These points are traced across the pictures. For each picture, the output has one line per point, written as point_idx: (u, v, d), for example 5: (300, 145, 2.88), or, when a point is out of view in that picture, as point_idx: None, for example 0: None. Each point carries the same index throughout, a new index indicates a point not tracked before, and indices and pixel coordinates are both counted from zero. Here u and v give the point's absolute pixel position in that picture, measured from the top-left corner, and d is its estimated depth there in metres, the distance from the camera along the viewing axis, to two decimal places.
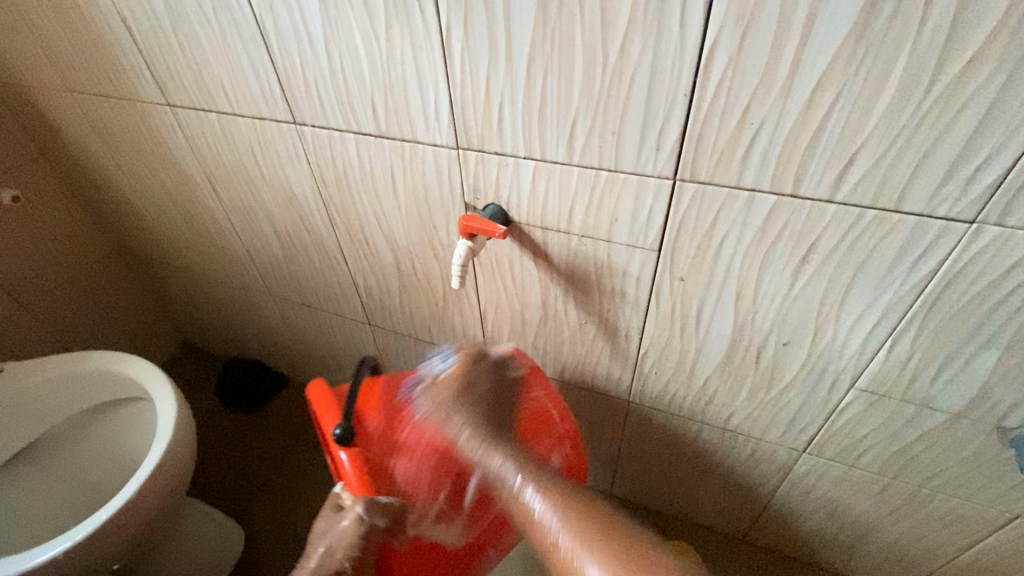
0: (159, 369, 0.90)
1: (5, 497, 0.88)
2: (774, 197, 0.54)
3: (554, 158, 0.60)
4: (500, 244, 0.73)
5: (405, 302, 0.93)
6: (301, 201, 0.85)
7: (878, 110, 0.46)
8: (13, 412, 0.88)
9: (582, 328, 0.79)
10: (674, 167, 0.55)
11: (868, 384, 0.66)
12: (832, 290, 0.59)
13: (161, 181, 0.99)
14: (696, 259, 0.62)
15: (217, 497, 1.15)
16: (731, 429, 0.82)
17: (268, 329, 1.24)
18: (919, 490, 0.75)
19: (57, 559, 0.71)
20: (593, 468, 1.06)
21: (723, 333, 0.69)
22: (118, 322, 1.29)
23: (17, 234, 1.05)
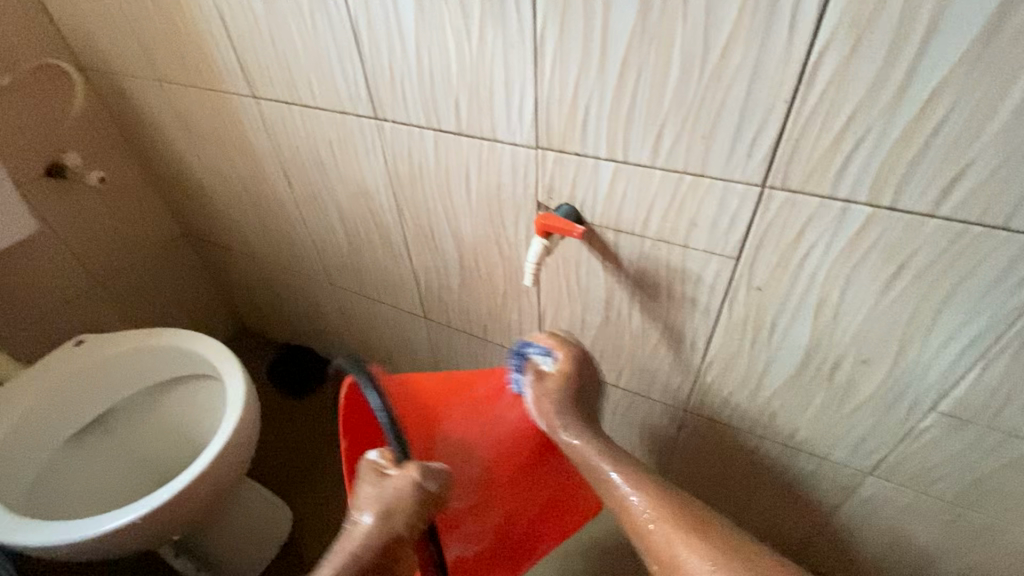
0: (228, 349, 0.93)
1: (80, 463, 0.93)
2: (870, 208, 0.52)
3: (637, 161, 0.60)
4: (569, 244, 0.73)
5: (464, 298, 0.94)
6: (372, 194, 0.87)
7: (996, 122, 0.44)
8: (93, 382, 0.93)
9: (645, 333, 0.78)
10: (764, 174, 0.55)
11: (950, 408, 0.63)
12: (921, 308, 0.57)
13: (237, 171, 1.03)
14: (777, 269, 0.61)
15: (269, 476, 1.18)
16: (792, 445, 0.80)
17: (323, 317, 1.27)
18: (994, 523, 0.72)
19: (132, 524, 0.74)
20: (639, 475, 1.05)
21: (796, 346, 0.67)
22: (182, 302, 1.34)
23: (99, 214, 1.11)
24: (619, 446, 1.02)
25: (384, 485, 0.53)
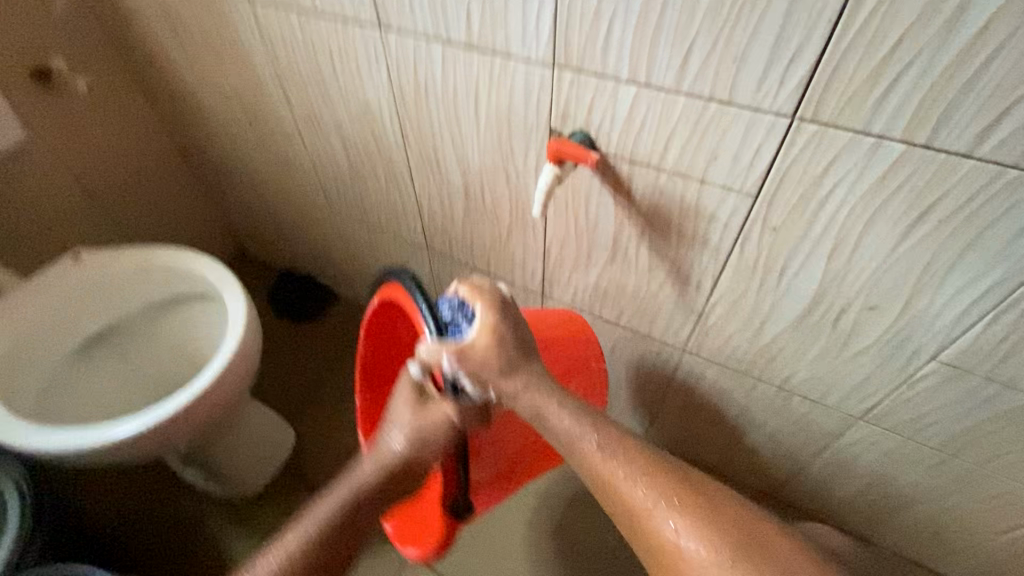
0: (227, 271, 0.92)
1: (86, 374, 0.95)
2: (904, 145, 0.50)
3: (660, 85, 0.56)
4: (580, 175, 0.70)
5: (468, 230, 0.92)
6: (375, 114, 0.83)
7: None
8: (94, 295, 0.93)
9: (651, 272, 0.77)
10: (795, 105, 0.51)
11: (952, 358, 0.63)
12: (940, 255, 0.56)
13: (232, 84, 0.98)
14: (796, 209, 0.59)
15: (271, 398, 1.21)
16: (787, 389, 0.81)
17: (324, 245, 1.25)
18: (976, 469, 0.74)
19: (139, 434, 0.76)
20: (631, 413, 1.08)
21: (805, 290, 0.66)
22: (179, 223, 1.32)
23: (91, 125, 1.06)
24: (614, 385, 1.03)
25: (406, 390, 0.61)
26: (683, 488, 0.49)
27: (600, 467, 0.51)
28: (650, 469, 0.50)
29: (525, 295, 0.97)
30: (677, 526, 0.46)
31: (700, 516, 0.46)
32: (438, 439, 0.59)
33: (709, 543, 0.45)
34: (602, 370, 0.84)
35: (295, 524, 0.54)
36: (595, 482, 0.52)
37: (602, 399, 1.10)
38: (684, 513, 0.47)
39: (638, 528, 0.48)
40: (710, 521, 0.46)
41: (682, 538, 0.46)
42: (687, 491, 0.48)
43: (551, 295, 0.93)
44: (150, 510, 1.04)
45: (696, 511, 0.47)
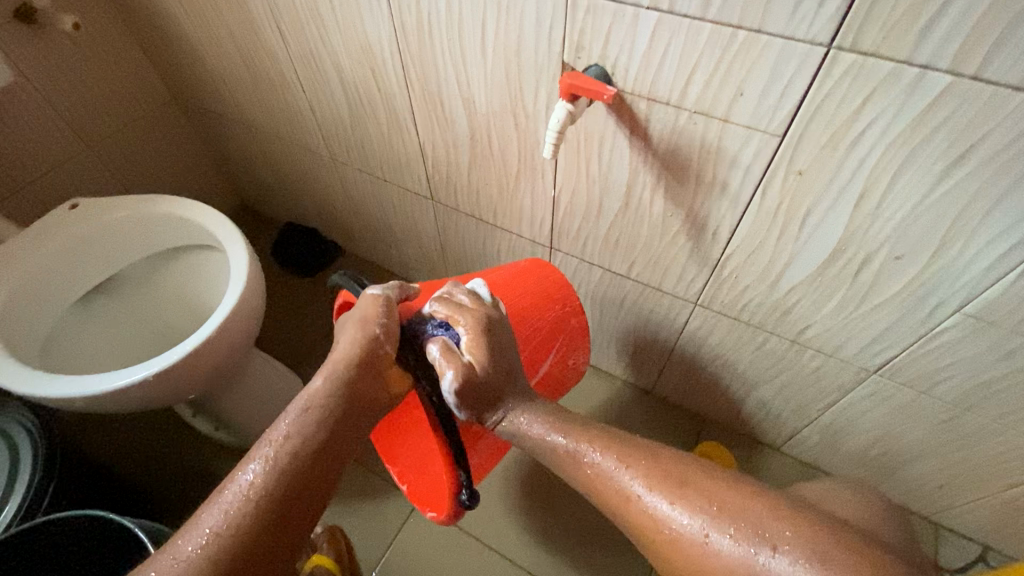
0: (228, 221, 0.90)
1: (89, 326, 0.94)
2: (950, 77, 0.46)
3: (684, 12, 0.52)
4: (593, 115, 0.66)
5: (474, 178, 0.89)
6: (375, 52, 0.78)
7: None
8: (91, 246, 0.91)
9: (665, 222, 0.74)
10: (833, 33, 0.47)
11: (977, 310, 0.61)
12: (978, 200, 0.52)
13: (224, 21, 0.92)
14: (825, 150, 0.55)
15: (277, 350, 1.22)
16: (800, 342, 0.79)
17: (326, 197, 1.22)
18: (989, 424, 0.73)
19: (144, 382, 0.75)
20: (638, 368, 1.07)
21: (827, 239, 0.63)
22: (177, 173, 1.29)
23: (81, 67, 1.01)
24: (622, 339, 1.02)
25: (356, 312, 0.61)
26: (670, 467, 0.48)
27: (585, 458, 0.51)
28: (633, 454, 0.50)
29: (532, 247, 0.94)
30: (664, 500, 0.45)
31: (686, 490, 0.45)
32: (380, 351, 0.58)
33: (697, 511, 0.43)
34: (578, 363, 0.87)
35: (253, 453, 0.50)
36: (580, 478, 0.52)
37: (609, 353, 1.09)
38: (668, 488, 0.46)
39: (628, 512, 0.48)
40: (698, 492, 0.45)
41: (669, 510, 0.45)
42: (673, 467, 0.48)
43: (560, 247, 0.90)
44: (161, 456, 1.06)
45: (682, 486, 0.46)
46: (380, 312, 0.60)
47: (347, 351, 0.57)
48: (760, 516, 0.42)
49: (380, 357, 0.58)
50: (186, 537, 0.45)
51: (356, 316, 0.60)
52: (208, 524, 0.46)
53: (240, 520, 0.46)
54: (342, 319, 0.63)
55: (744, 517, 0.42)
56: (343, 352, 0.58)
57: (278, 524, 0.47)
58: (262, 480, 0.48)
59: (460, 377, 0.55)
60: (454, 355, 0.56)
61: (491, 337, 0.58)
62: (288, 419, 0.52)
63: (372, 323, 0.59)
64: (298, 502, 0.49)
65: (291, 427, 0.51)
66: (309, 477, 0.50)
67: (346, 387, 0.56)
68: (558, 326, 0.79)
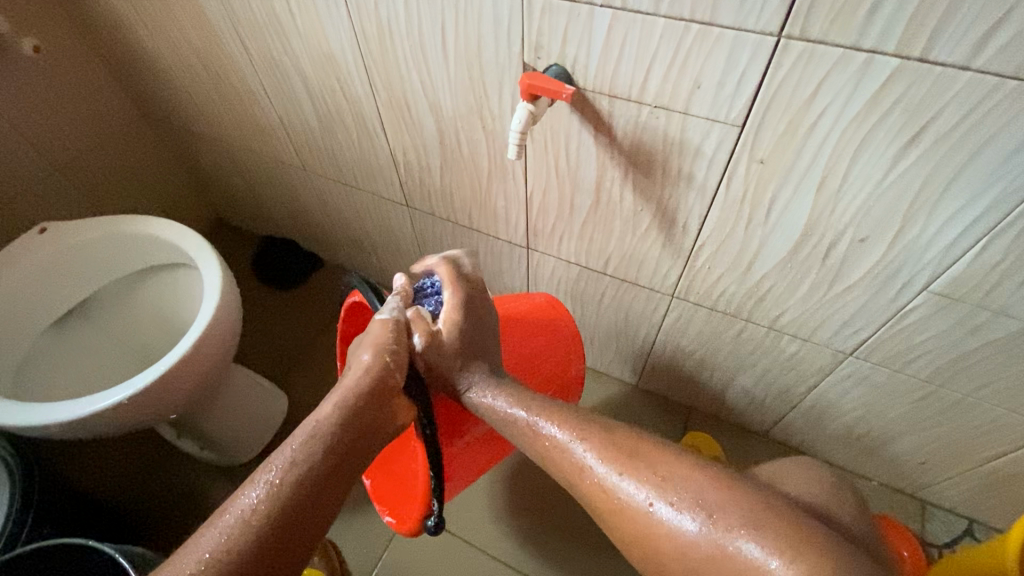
0: (200, 237, 0.89)
1: (63, 351, 0.92)
2: (897, 60, 0.46)
3: (637, 8, 0.52)
4: (558, 114, 0.67)
5: (447, 183, 0.89)
6: (339, 60, 0.78)
7: None
8: (62, 270, 0.89)
9: (636, 216, 0.74)
10: (781, 23, 0.48)
11: (943, 288, 0.62)
12: (934, 179, 0.53)
13: (186, 35, 0.91)
14: (784, 138, 0.56)
15: (260, 365, 1.21)
16: (777, 328, 0.80)
17: (303, 208, 1.22)
18: (964, 398, 0.74)
19: (120, 405, 0.74)
20: (623, 362, 1.08)
21: (793, 225, 0.64)
22: (150, 192, 1.27)
23: (43, 89, 1.00)
24: (603, 334, 1.03)
25: (370, 335, 0.58)
26: (622, 438, 0.49)
27: (542, 433, 0.52)
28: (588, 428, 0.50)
29: (509, 248, 0.95)
30: (614, 471, 0.46)
31: (637, 461, 0.46)
32: (390, 380, 0.56)
33: (643, 480, 0.45)
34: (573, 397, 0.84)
35: (257, 476, 0.47)
36: (537, 450, 0.53)
37: (594, 349, 1.09)
38: (617, 459, 0.47)
39: (580, 483, 0.49)
40: (645, 463, 0.46)
41: (618, 480, 0.46)
42: (625, 439, 0.49)
43: (536, 247, 0.90)
44: (148, 479, 1.05)
45: (632, 458, 0.47)
46: (393, 339, 0.57)
47: (359, 378, 0.55)
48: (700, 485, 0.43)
49: (391, 386, 0.55)
50: (180, 563, 0.42)
51: (367, 341, 0.58)
52: (205, 549, 0.42)
53: (239, 547, 0.43)
54: (353, 345, 0.60)
55: (685, 485, 0.43)
56: (353, 380, 0.55)
57: (279, 556, 0.44)
58: (265, 505, 0.45)
59: (425, 334, 0.59)
60: (424, 319, 0.60)
61: (466, 316, 0.60)
62: (297, 440, 0.50)
63: (383, 349, 0.57)
64: (301, 532, 0.46)
65: (299, 451, 0.48)
66: (314, 505, 0.47)
67: (354, 417, 0.52)
68: (555, 357, 0.78)
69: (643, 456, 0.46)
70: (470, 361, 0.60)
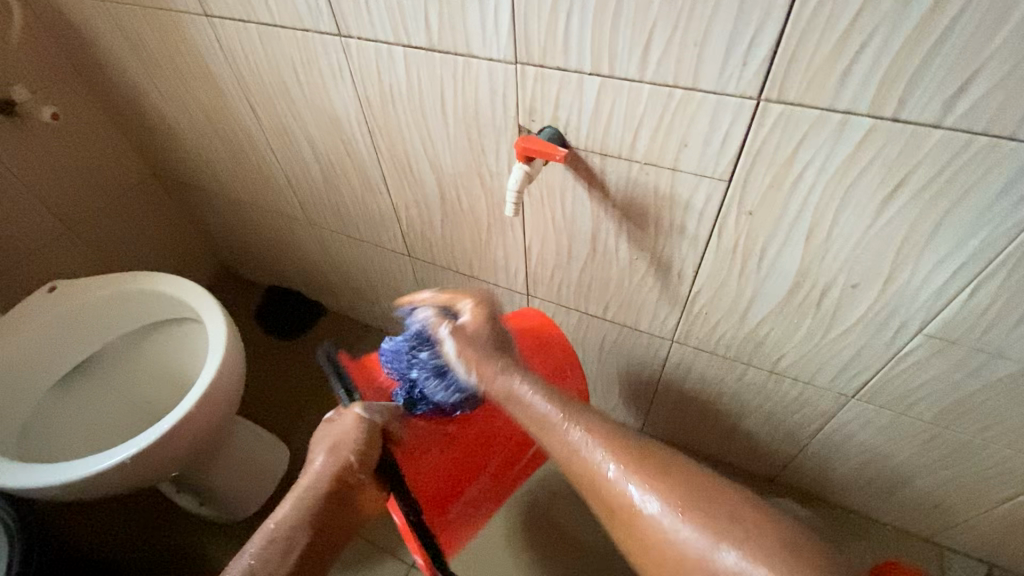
0: (206, 292, 0.91)
1: (67, 408, 0.93)
2: (871, 120, 0.49)
3: (624, 75, 0.55)
4: (553, 170, 0.69)
5: (448, 235, 0.91)
6: (343, 123, 0.82)
7: (1009, 26, 0.40)
8: (69, 328, 0.91)
9: (632, 265, 0.76)
10: (760, 87, 0.51)
11: (938, 331, 0.63)
12: (918, 228, 0.55)
13: (197, 100, 0.96)
14: (770, 191, 0.58)
15: (262, 416, 1.20)
16: (778, 371, 0.80)
17: (307, 259, 1.24)
18: (971, 440, 0.74)
19: (122, 465, 0.74)
20: (627, 406, 1.07)
21: (786, 272, 0.66)
22: (159, 247, 1.30)
23: (60, 154, 1.04)
24: (606, 378, 1.02)
25: (334, 430, 0.61)
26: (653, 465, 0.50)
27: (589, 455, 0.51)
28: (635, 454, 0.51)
29: (509, 295, 0.96)
30: (657, 502, 0.47)
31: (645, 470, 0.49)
32: (353, 477, 0.59)
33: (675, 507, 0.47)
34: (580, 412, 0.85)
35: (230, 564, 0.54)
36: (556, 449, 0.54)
37: (597, 393, 1.09)
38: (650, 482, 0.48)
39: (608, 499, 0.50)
40: (678, 491, 0.48)
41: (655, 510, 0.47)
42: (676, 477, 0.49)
43: (536, 295, 0.92)
44: (146, 537, 1.03)
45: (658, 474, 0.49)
46: (356, 441, 0.60)
47: (318, 478, 0.58)
48: (715, 507, 0.46)
49: (352, 484, 0.59)
50: None
51: (333, 434, 0.60)
52: None
53: None
54: (320, 433, 0.62)
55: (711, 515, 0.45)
56: (302, 491, 0.58)
57: None
58: None
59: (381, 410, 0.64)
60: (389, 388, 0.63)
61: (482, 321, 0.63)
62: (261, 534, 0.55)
63: (346, 448, 0.59)
64: None
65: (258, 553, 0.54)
66: None
67: (315, 514, 0.57)
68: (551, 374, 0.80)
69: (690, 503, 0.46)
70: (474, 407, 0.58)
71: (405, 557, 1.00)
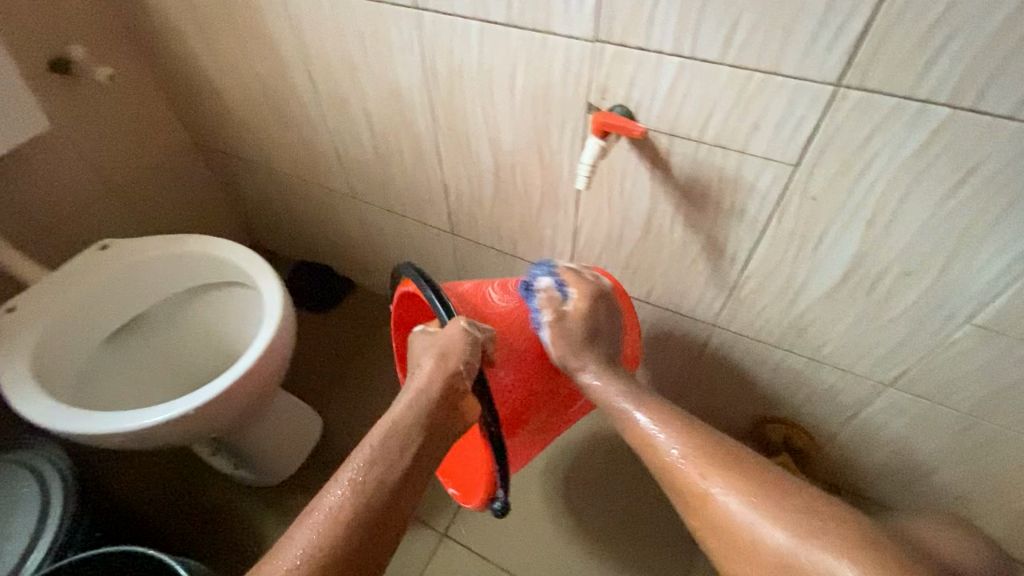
0: (258, 256, 0.93)
1: (115, 365, 0.94)
2: (949, 109, 0.51)
3: (705, 56, 0.57)
4: (618, 149, 0.71)
5: (497, 212, 0.93)
6: (405, 96, 0.83)
7: None
8: (122, 285, 0.92)
9: (684, 247, 0.78)
10: (841, 73, 0.53)
11: (986, 320, 0.65)
12: (980, 220, 0.57)
13: (253, 69, 0.97)
14: (836, 178, 0.61)
15: (296, 386, 1.22)
16: (818, 358, 0.82)
17: (343, 233, 1.26)
18: (1005, 432, 0.76)
19: (184, 416, 0.77)
20: (657, 391, 1.09)
21: (841, 259, 0.68)
22: (195, 215, 1.31)
23: (109, 115, 1.05)
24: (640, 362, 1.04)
25: (439, 338, 0.58)
26: (756, 478, 0.52)
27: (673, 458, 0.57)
28: (743, 476, 0.52)
29: None
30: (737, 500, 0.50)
31: (732, 474, 0.53)
32: (459, 385, 0.56)
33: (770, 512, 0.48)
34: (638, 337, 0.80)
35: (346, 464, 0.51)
36: (654, 461, 0.59)
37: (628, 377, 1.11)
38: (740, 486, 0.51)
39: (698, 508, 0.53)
40: (771, 498, 0.49)
41: (748, 516, 0.49)
42: (763, 479, 0.52)
43: None
44: (183, 494, 1.05)
45: (753, 484, 0.51)
46: (466, 349, 0.57)
47: (427, 387, 0.56)
48: (805, 514, 0.47)
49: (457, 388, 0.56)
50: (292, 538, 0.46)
51: (440, 343, 0.57)
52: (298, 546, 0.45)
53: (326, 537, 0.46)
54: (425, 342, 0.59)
55: (802, 519, 0.46)
56: (402, 410, 0.54)
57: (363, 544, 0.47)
58: (350, 502, 0.48)
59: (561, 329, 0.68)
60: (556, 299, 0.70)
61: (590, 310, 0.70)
62: (386, 430, 0.53)
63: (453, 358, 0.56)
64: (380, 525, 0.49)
65: (375, 451, 0.51)
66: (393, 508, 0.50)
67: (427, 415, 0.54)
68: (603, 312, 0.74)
69: (782, 501, 0.49)
70: (592, 350, 0.70)
71: (435, 525, 1.01)
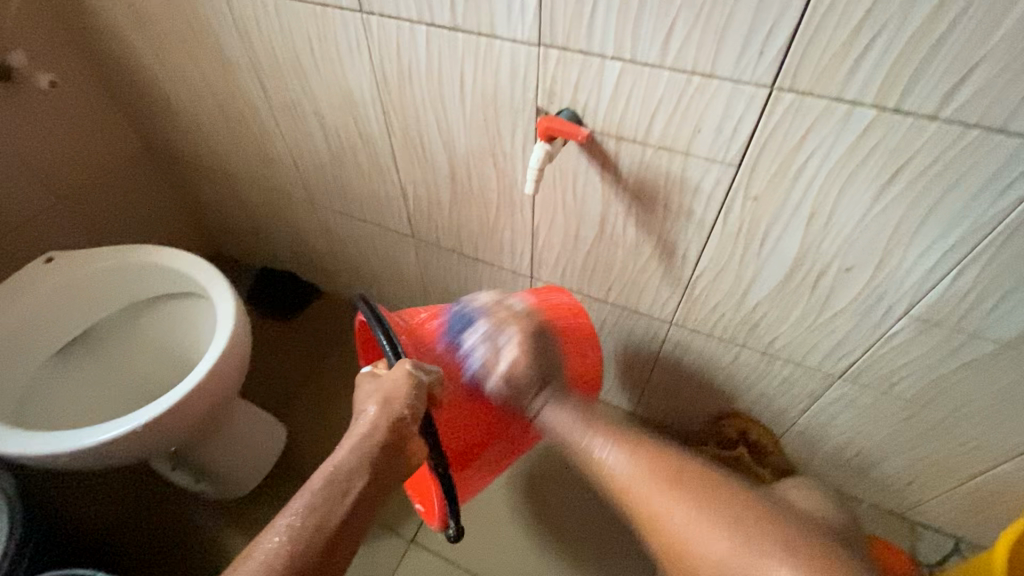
0: (212, 266, 0.90)
1: (64, 380, 0.91)
2: (875, 110, 0.53)
3: (645, 60, 0.58)
4: (568, 152, 0.72)
5: (455, 215, 0.93)
6: (357, 100, 0.83)
7: (1005, 25, 0.44)
8: (68, 298, 0.89)
9: (637, 248, 0.79)
10: (774, 76, 0.54)
11: (922, 312, 0.68)
12: (910, 216, 0.59)
13: (202, 74, 0.95)
14: (775, 177, 0.62)
15: (260, 397, 1.20)
16: (770, 353, 0.84)
17: (305, 240, 1.24)
18: (947, 418, 0.79)
19: (133, 433, 0.75)
20: (622, 389, 1.10)
21: (785, 256, 0.70)
22: (151, 223, 1.28)
23: (54, 122, 1.02)
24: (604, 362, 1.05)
25: (384, 383, 0.56)
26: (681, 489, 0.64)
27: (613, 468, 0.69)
28: (676, 483, 0.64)
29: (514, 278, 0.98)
30: (675, 509, 0.62)
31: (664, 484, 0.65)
32: (407, 430, 0.55)
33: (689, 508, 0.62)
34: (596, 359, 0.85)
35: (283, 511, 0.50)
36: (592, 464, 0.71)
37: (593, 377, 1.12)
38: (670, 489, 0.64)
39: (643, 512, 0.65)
40: (689, 497, 0.63)
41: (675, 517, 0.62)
42: (689, 474, 0.65)
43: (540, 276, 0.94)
44: (140, 512, 1.02)
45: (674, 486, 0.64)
46: (411, 395, 0.56)
47: (372, 431, 0.54)
48: (726, 517, 0.60)
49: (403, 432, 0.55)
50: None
51: (383, 389, 0.56)
52: None
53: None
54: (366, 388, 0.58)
55: (725, 520, 0.59)
56: (343, 458, 0.54)
57: None
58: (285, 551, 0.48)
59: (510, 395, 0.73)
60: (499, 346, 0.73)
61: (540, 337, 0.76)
62: (323, 477, 0.52)
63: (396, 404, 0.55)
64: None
65: (314, 498, 0.51)
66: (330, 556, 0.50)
67: (368, 463, 0.53)
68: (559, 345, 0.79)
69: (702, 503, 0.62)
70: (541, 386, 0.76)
71: (402, 533, 1.01)
